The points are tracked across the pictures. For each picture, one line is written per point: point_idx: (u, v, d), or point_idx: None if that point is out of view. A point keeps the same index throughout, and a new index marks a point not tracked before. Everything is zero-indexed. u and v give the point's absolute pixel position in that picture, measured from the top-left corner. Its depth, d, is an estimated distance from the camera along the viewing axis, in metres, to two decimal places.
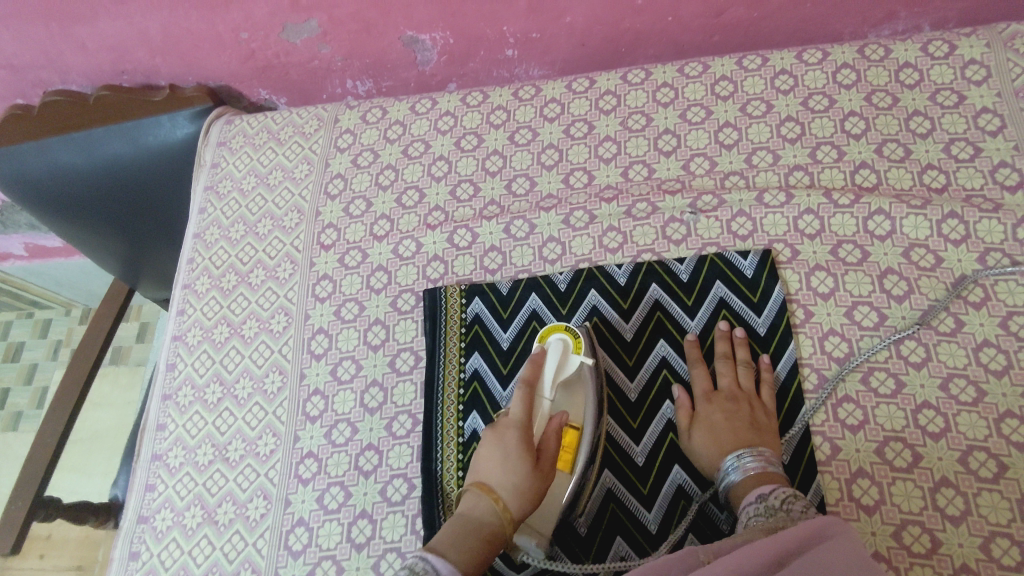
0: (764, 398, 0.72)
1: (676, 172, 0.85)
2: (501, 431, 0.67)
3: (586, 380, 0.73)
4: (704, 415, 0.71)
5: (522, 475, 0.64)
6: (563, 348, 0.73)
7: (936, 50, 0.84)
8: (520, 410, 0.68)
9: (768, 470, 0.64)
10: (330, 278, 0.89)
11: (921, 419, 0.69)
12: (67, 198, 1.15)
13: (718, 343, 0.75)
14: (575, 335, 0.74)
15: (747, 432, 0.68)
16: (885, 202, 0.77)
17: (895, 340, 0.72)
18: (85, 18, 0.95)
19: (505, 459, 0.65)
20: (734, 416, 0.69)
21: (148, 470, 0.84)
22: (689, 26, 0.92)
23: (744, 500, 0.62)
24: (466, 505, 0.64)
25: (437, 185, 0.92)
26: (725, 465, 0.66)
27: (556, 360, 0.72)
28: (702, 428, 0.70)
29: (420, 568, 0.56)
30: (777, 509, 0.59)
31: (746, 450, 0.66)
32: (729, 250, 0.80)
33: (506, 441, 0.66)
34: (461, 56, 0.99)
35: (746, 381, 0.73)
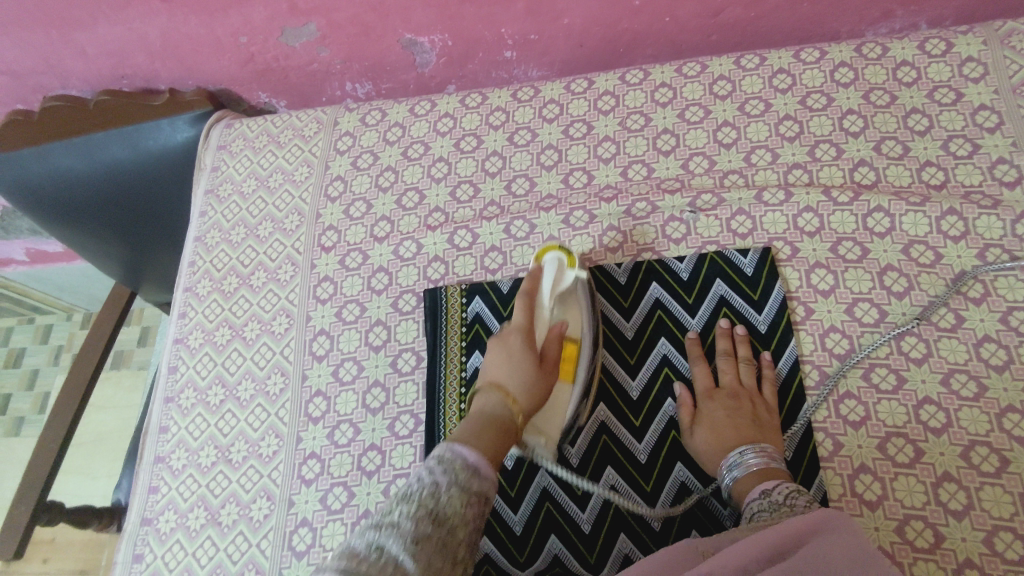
0: (834, 401, 0.68)
1: (738, 164, 0.82)
2: (506, 337, 0.70)
3: (579, 294, 0.75)
4: (771, 418, 0.68)
5: (527, 373, 0.67)
6: (558, 263, 0.76)
7: (1016, 43, 0.80)
8: (523, 316, 0.72)
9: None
10: (385, 270, 0.85)
11: (1007, 422, 0.66)
12: (68, 204, 1.11)
13: (785, 341, 0.72)
14: (569, 254, 0.76)
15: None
16: (956, 202, 0.74)
17: (975, 341, 0.69)
18: (85, 23, 0.92)
19: (509, 359, 0.68)
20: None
21: (152, 473, 0.80)
22: (744, 20, 0.88)
23: None
24: (476, 403, 0.64)
25: (490, 181, 0.88)
26: (791, 469, 0.63)
27: (552, 274, 0.75)
28: (768, 426, 0.67)
29: (449, 454, 0.53)
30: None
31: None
32: (796, 246, 0.76)
33: (510, 343, 0.69)
34: (500, 49, 0.94)
35: (816, 380, 0.69)
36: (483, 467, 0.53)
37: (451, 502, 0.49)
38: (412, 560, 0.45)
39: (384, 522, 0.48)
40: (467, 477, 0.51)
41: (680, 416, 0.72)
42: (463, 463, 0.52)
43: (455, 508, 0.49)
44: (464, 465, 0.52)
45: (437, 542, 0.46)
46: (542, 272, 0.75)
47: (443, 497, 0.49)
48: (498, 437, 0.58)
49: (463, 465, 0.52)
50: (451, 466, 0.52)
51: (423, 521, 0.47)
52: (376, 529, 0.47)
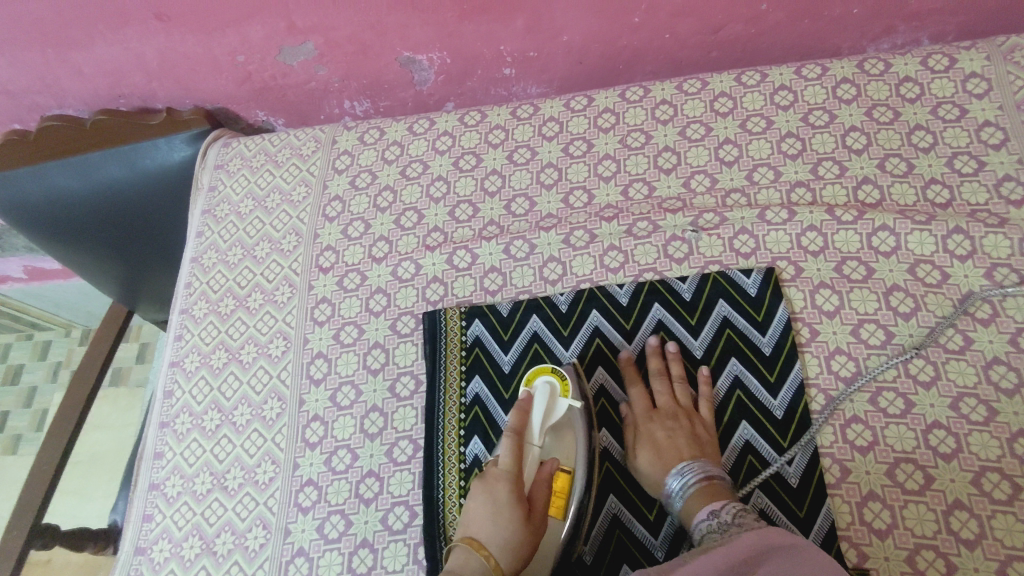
0: (701, 413, 0.72)
1: (677, 190, 0.85)
2: (491, 481, 0.66)
3: (576, 425, 0.72)
4: (646, 430, 0.71)
5: (514, 528, 0.63)
6: (550, 392, 0.71)
7: (936, 63, 0.84)
8: (510, 459, 0.67)
9: (715, 483, 0.64)
10: (329, 301, 0.88)
11: (932, 439, 0.67)
12: (65, 221, 1.14)
13: (651, 360, 0.76)
14: (562, 378, 0.72)
15: (689, 446, 0.68)
16: (889, 218, 0.76)
17: (902, 359, 0.71)
18: (82, 44, 0.95)
19: (496, 509, 0.64)
20: (676, 431, 0.69)
21: (146, 500, 0.82)
22: (687, 43, 0.91)
23: (698, 518, 0.61)
24: (455, 564, 0.61)
25: (435, 206, 0.91)
26: (672, 483, 0.65)
27: (544, 404, 0.71)
28: (645, 444, 0.70)
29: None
30: (727, 525, 0.57)
31: (687, 467, 0.65)
32: (732, 268, 0.78)
33: (497, 491, 0.65)
34: (458, 75, 0.98)
35: (684, 398, 0.73)
36: None
37: None
38: None
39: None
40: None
41: (613, 448, 0.73)
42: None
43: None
44: None
45: None
46: (532, 401, 0.71)
47: None
48: None
49: None
50: None
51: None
52: None
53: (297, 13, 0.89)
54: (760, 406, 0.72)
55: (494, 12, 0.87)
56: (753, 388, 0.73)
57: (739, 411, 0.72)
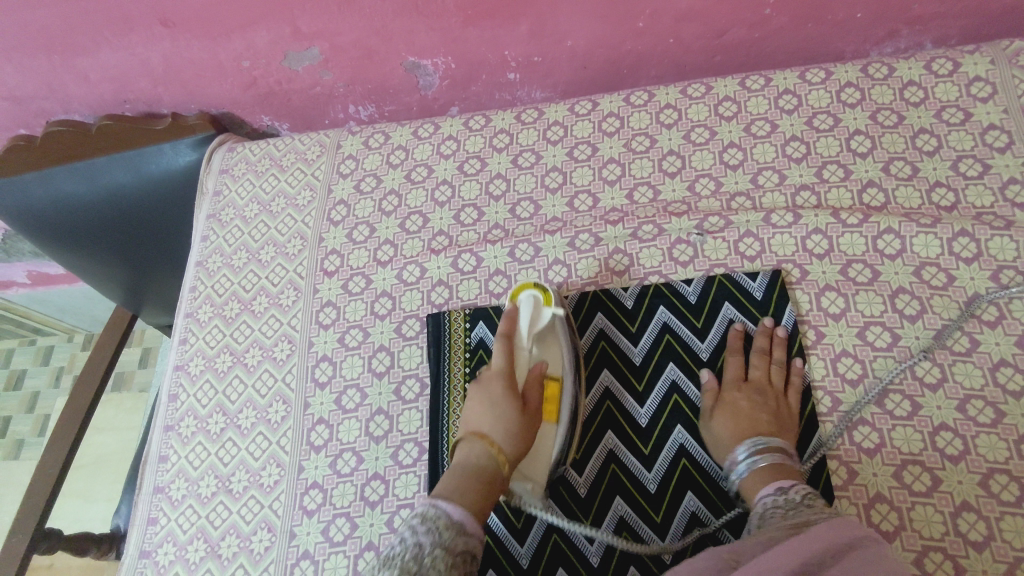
0: (790, 399, 0.71)
1: (681, 193, 0.85)
2: (487, 383, 0.73)
3: (559, 330, 0.76)
4: (729, 398, 0.71)
5: (510, 417, 0.69)
6: (532, 302, 0.76)
7: (941, 67, 0.84)
8: (502, 362, 0.73)
9: (784, 463, 0.65)
10: (333, 304, 0.88)
11: (939, 441, 0.67)
12: (70, 225, 1.14)
13: (757, 338, 0.75)
14: (544, 290, 0.77)
15: (767, 424, 0.69)
16: (894, 221, 0.76)
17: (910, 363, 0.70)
18: (87, 50, 0.95)
19: (493, 404, 0.70)
20: (760, 406, 0.70)
21: (151, 504, 0.82)
22: (691, 48, 0.92)
23: (762, 492, 0.63)
24: (462, 453, 0.68)
25: (440, 210, 0.91)
26: (741, 454, 0.66)
27: (529, 312, 0.76)
28: (724, 412, 0.71)
29: (432, 514, 0.59)
30: (797, 503, 0.59)
31: (761, 441, 0.66)
32: (737, 271, 0.78)
33: (492, 391, 0.71)
34: (463, 79, 0.98)
35: (779, 379, 0.72)
36: (465, 522, 0.60)
37: (434, 562, 0.55)
38: None
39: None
40: (452, 535, 0.58)
41: (619, 450, 0.73)
42: (449, 521, 0.59)
43: (441, 568, 0.55)
44: (448, 522, 0.59)
45: None
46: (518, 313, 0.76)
47: (424, 558, 0.55)
48: (477, 488, 0.63)
49: (447, 522, 0.59)
50: (437, 526, 0.58)
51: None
52: None
53: (302, 19, 0.89)
54: None
55: (499, 17, 0.88)
56: None
57: None
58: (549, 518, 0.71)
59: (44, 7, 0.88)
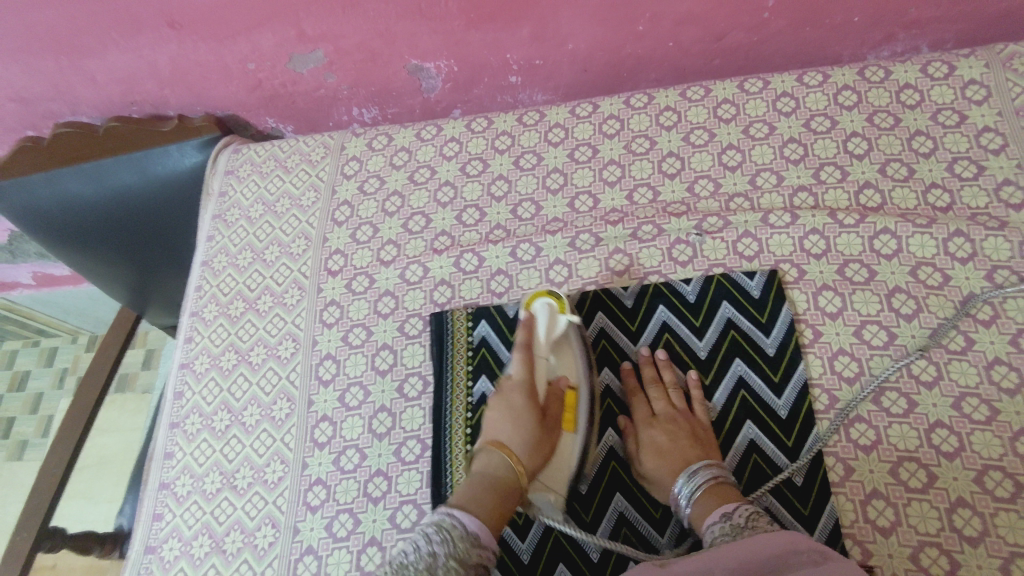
0: (698, 418, 0.73)
1: (681, 194, 0.86)
2: (505, 392, 0.72)
3: (573, 340, 0.77)
4: (648, 434, 0.72)
5: (530, 427, 0.69)
6: (548, 310, 0.76)
7: (936, 71, 0.85)
8: (520, 371, 0.73)
9: (721, 486, 0.65)
10: (337, 303, 0.89)
11: (935, 438, 0.68)
12: (76, 225, 1.16)
13: (643, 370, 0.77)
14: (559, 298, 0.78)
15: (691, 450, 0.69)
16: (890, 221, 0.77)
17: (904, 362, 0.71)
18: (95, 52, 0.97)
19: (513, 414, 0.70)
20: (678, 434, 0.70)
21: (156, 499, 0.83)
22: (690, 51, 0.93)
23: (707, 522, 0.61)
24: (480, 464, 0.67)
25: (443, 211, 0.92)
26: (679, 489, 0.66)
27: (545, 321, 0.76)
28: (648, 451, 0.70)
29: (448, 524, 0.59)
30: (743, 528, 0.58)
31: (692, 470, 0.66)
32: (735, 271, 0.80)
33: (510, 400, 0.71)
34: (465, 82, 1.00)
35: (680, 402, 0.73)
36: (480, 534, 0.60)
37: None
38: None
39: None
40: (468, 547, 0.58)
41: (619, 448, 0.74)
42: (464, 533, 0.59)
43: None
44: (463, 534, 0.59)
45: None
46: (533, 320, 0.76)
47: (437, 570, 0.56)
48: (498, 498, 0.63)
49: (462, 534, 0.59)
50: (452, 538, 0.58)
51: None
52: None
53: (307, 22, 0.91)
54: (764, 405, 0.73)
55: (501, 20, 0.89)
56: (758, 387, 0.74)
57: (744, 411, 0.73)
58: None
59: (53, 9, 0.90)
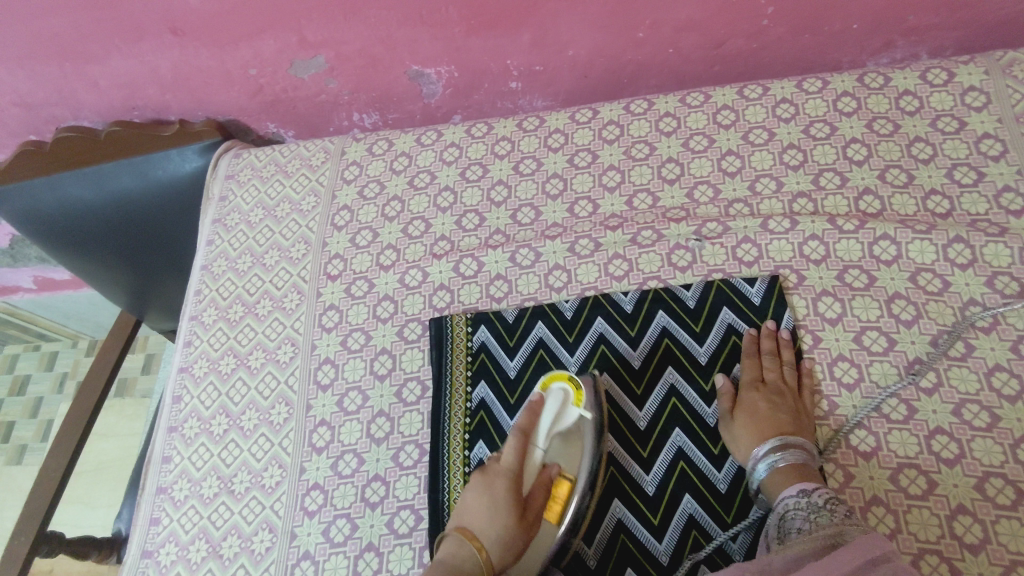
0: (806, 398, 0.72)
1: (680, 200, 0.86)
2: (491, 477, 0.67)
3: (585, 434, 0.72)
4: (750, 400, 0.71)
5: (509, 523, 0.64)
6: (563, 399, 0.73)
7: (935, 77, 0.85)
8: (513, 456, 0.68)
9: (804, 461, 0.66)
10: (336, 308, 0.89)
11: (935, 444, 0.68)
12: (77, 231, 1.17)
13: (763, 340, 0.76)
14: (577, 387, 0.74)
15: (788, 425, 0.69)
16: (890, 227, 0.77)
17: (896, 392, 0.70)
18: (98, 58, 0.97)
19: (494, 505, 0.65)
20: (779, 408, 0.70)
21: (153, 504, 0.83)
22: (690, 58, 0.93)
23: (784, 492, 0.64)
24: (447, 553, 0.62)
25: (443, 216, 0.92)
26: (762, 452, 0.67)
27: (557, 408, 0.72)
28: (744, 414, 0.71)
29: None
30: (820, 508, 0.60)
31: (783, 443, 0.67)
32: (735, 276, 0.80)
33: (497, 485, 0.66)
34: (466, 88, 1.00)
35: (793, 379, 0.73)
36: None
37: None
38: None
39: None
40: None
41: (618, 453, 0.74)
42: None
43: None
44: None
45: None
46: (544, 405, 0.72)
47: None
48: None
49: None
50: None
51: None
52: None
53: (309, 29, 0.91)
54: None
55: (501, 27, 0.90)
56: None
57: None
58: None
59: (57, 15, 0.90)
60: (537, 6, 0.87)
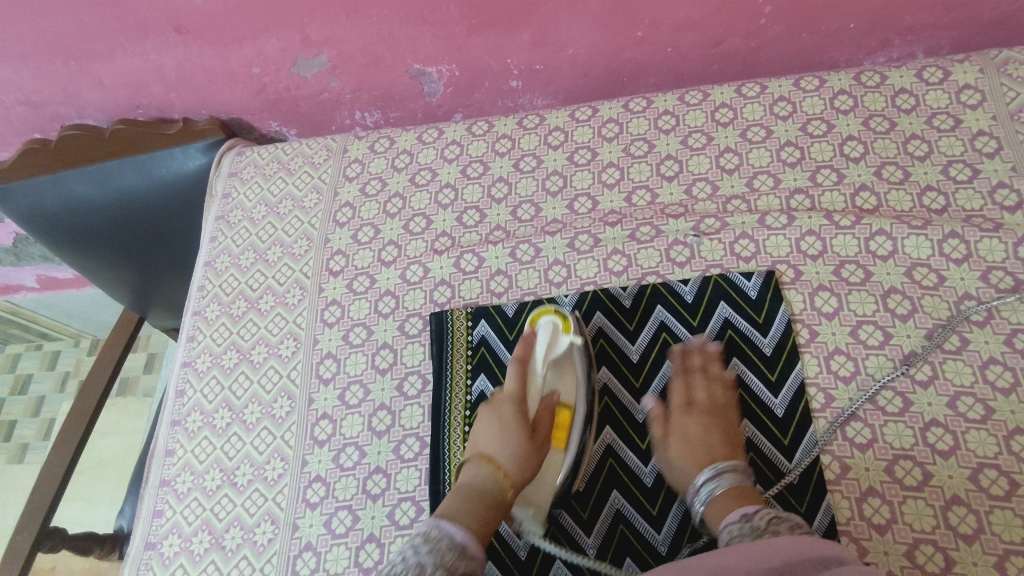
0: (734, 414, 0.72)
1: (679, 196, 0.87)
2: (497, 406, 0.74)
3: (576, 357, 0.76)
4: (683, 424, 0.71)
5: (518, 443, 0.71)
6: (552, 328, 0.77)
7: (931, 76, 0.86)
8: (514, 385, 0.74)
9: (742, 486, 0.65)
10: (338, 303, 0.90)
11: (930, 436, 0.68)
12: (81, 229, 1.18)
13: (692, 356, 0.76)
14: (564, 316, 0.77)
15: (721, 448, 0.68)
16: (886, 223, 0.78)
17: (885, 383, 0.71)
18: (103, 56, 0.98)
19: (502, 428, 0.72)
20: (711, 430, 0.70)
21: (157, 496, 0.84)
22: (689, 57, 0.95)
23: (726, 520, 0.61)
24: (467, 476, 0.69)
25: (444, 212, 0.93)
26: (699, 482, 0.66)
27: (546, 340, 0.76)
28: (678, 438, 0.70)
29: (434, 535, 0.60)
30: (762, 530, 0.57)
31: (718, 469, 0.66)
32: (732, 271, 0.80)
33: (502, 412, 0.73)
34: (467, 87, 1.01)
35: (721, 398, 0.72)
36: (467, 545, 0.60)
37: None
38: None
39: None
40: (453, 556, 0.58)
41: (616, 444, 0.75)
42: (450, 544, 0.59)
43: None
44: (450, 544, 0.59)
45: None
46: (534, 337, 0.77)
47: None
48: (478, 509, 0.65)
49: (448, 544, 0.59)
50: (440, 547, 0.59)
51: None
52: None
53: (311, 27, 0.92)
54: (761, 404, 0.74)
55: (502, 26, 0.91)
56: (755, 386, 0.75)
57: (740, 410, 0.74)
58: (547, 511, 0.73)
59: (62, 14, 0.92)
60: (538, 6, 0.88)
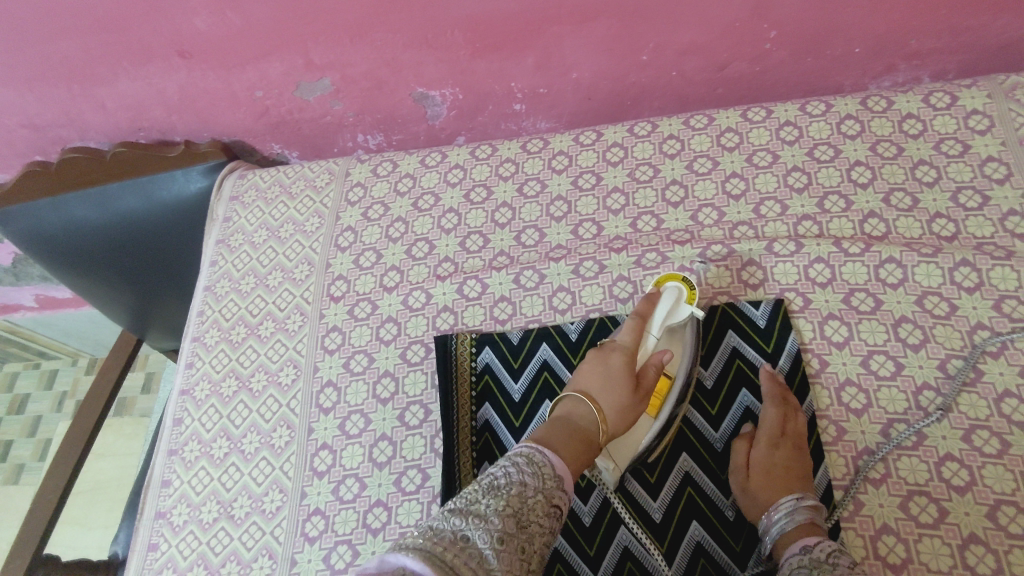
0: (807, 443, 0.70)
1: (685, 223, 0.86)
2: (607, 352, 0.71)
3: (687, 333, 0.74)
4: (765, 454, 0.68)
5: (622, 394, 0.67)
6: (676, 296, 0.74)
7: (938, 101, 0.86)
8: (628, 338, 0.71)
9: (813, 522, 0.64)
10: (339, 330, 0.89)
11: (945, 471, 0.67)
12: (82, 251, 1.17)
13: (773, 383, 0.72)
14: (689, 287, 0.75)
15: (795, 482, 0.67)
16: (895, 250, 0.77)
17: (920, 428, 0.69)
18: (106, 80, 0.98)
19: (609, 376, 0.68)
20: (789, 465, 0.68)
21: (152, 529, 0.82)
22: (694, 80, 0.94)
23: (789, 552, 0.62)
24: (564, 409, 0.66)
25: (447, 237, 0.92)
26: (772, 515, 0.65)
27: (670, 306, 0.73)
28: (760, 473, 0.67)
29: (537, 459, 0.57)
30: (823, 563, 0.58)
31: (794, 505, 0.64)
32: (740, 299, 0.79)
33: (613, 360, 0.69)
34: (470, 110, 1.01)
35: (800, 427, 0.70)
36: (565, 477, 0.57)
37: (534, 506, 0.53)
38: (495, 556, 0.49)
39: (470, 509, 0.52)
40: (554, 488, 0.56)
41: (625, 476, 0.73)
42: (553, 473, 0.56)
43: (539, 512, 0.53)
44: (552, 473, 0.56)
45: (518, 543, 0.51)
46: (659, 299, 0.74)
47: (527, 498, 0.53)
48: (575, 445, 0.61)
49: (551, 472, 0.56)
50: (542, 472, 0.56)
51: (507, 519, 0.51)
52: (460, 515, 0.51)
53: (315, 52, 0.92)
54: None
55: (506, 49, 0.90)
56: None
57: None
58: (552, 548, 0.71)
59: (65, 39, 0.91)
60: (543, 29, 0.87)
